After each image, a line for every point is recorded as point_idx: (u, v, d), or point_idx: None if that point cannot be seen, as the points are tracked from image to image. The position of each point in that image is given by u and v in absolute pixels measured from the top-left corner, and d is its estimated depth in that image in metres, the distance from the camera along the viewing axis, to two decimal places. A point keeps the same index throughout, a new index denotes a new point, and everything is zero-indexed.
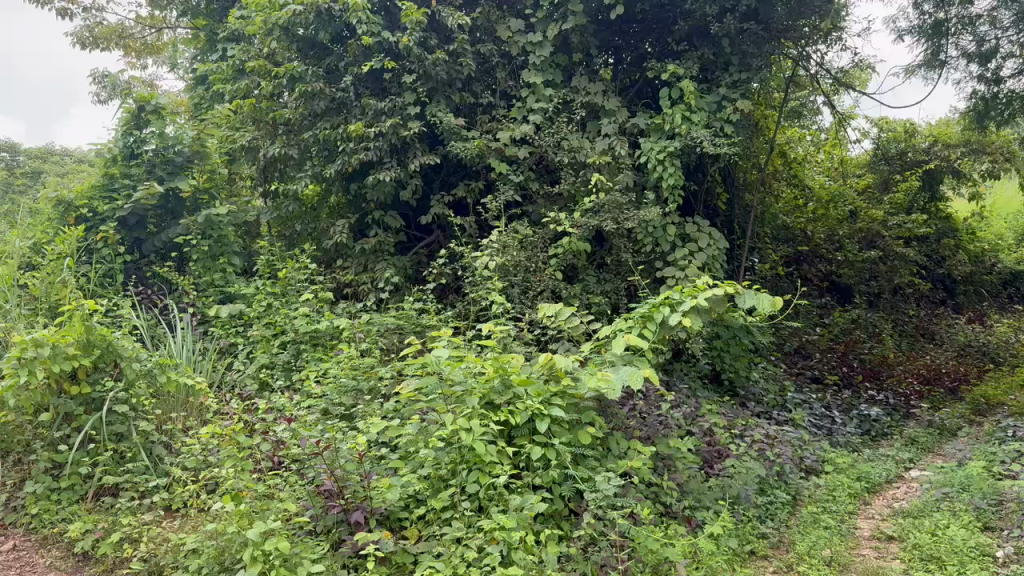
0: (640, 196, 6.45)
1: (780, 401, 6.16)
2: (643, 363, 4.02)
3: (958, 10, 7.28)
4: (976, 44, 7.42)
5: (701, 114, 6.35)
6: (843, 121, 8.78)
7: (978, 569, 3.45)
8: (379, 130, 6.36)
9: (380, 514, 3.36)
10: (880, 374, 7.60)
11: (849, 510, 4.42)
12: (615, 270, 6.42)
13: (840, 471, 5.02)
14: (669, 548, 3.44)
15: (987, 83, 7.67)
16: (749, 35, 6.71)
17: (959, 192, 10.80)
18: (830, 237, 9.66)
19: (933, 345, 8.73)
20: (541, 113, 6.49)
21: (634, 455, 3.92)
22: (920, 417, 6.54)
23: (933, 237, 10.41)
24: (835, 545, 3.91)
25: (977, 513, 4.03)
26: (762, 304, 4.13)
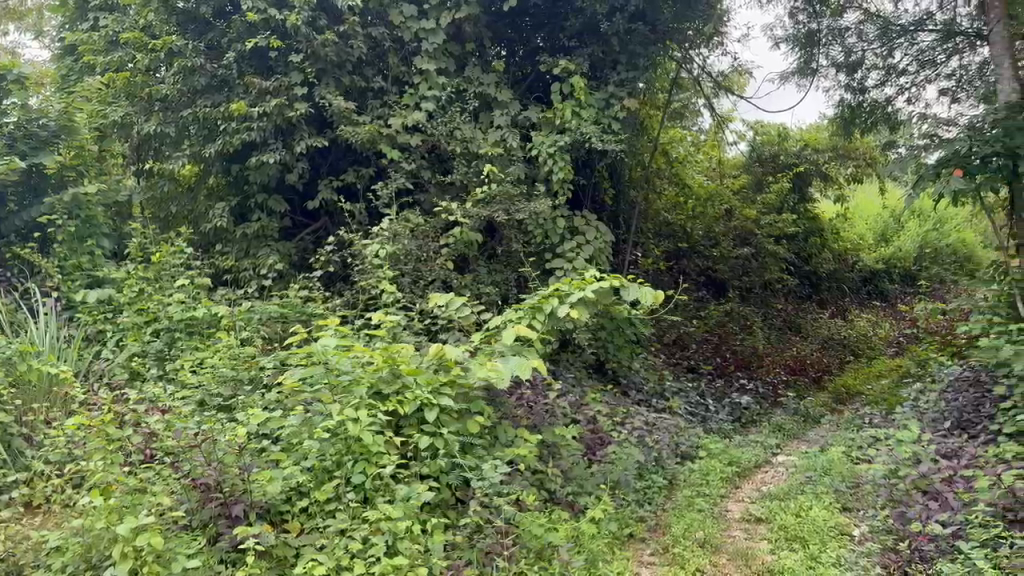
0: (531, 188, 6.52)
1: (659, 390, 6.40)
2: (533, 353, 4.04)
3: (828, 21, 7.77)
4: (844, 55, 7.75)
5: (590, 111, 6.48)
6: (722, 123, 9.16)
7: (836, 547, 3.67)
8: (263, 110, 6.13)
9: (262, 508, 3.25)
10: (750, 364, 8.01)
11: (721, 493, 4.66)
12: (505, 262, 6.49)
13: (713, 456, 5.27)
14: (553, 534, 3.51)
15: (853, 92, 7.93)
16: (636, 35, 6.93)
17: (826, 196, 11.48)
18: (707, 233, 9.93)
19: (799, 337, 9.29)
20: (434, 101, 6.42)
21: (521, 443, 3.96)
22: (786, 405, 6.97)
23: (801, 236, 11.05)
24: (708, 528, 4.07)
25: (836, 495, 4.31)
26: (646, 297, 4.20)
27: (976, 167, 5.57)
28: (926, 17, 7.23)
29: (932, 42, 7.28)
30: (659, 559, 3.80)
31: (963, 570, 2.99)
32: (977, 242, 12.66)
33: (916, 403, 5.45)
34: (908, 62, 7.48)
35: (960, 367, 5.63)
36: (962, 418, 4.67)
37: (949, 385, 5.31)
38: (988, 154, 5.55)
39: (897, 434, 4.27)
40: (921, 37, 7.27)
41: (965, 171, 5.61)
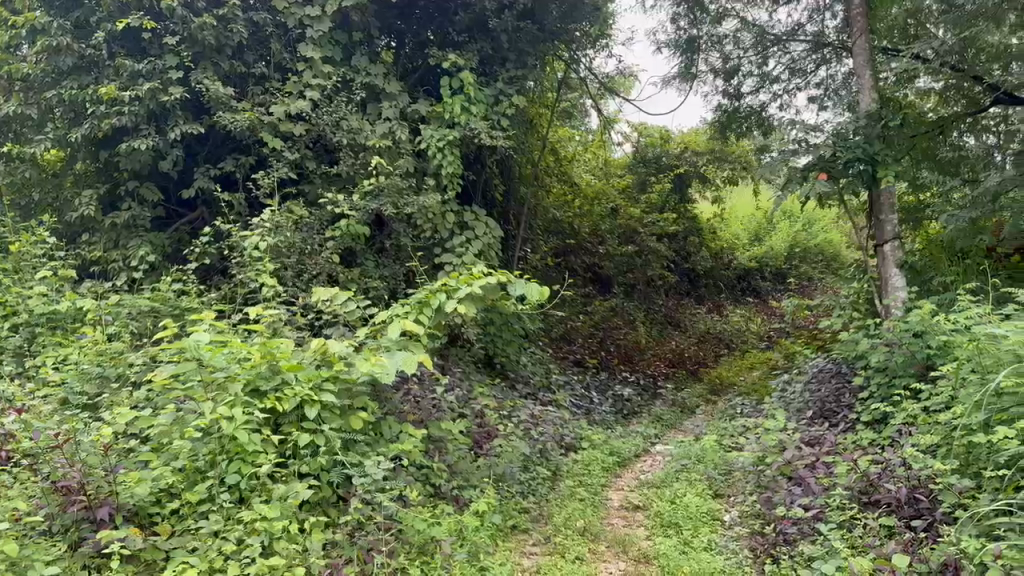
0: (420, 182, 6.48)
1: (546, 383, 6.52)
2: (419, 348, 4.00)
3: (708, 28, 8.00)
4: (721, 61, 8.05)
5: (479, 106, 6.49)
6: (609, 124, 9.37)
7: (707, 531, 3.83)
8: (134, 94, 5.83)
9: (128, 510, 3.08)
10: (633, 358, 8.27)
11: (602, 483, 4.80)
12: (393, 256, 6.40)
13: (596, 446, 5.41)
14: (436, 528, 3.52)
15: (729, 97, 8.26)
16: (525, 34, 7.06)
17: (705, 196, 11.94)
18: (594, 231, 10.15)
19: (679, 332, 9.67)
20: (319, 90, 6.26)
21: (405, 438, 3.92)
22: (665, 397, 7.27)
23: (681, 235, 11.47)
24: (588, 517, 4.19)
25: (708, 482, 4.52)
26: (532, 292, 4.18)
27: (839, 171, 5.95)
28: (798, 28, 7.62)
29: (803, 51, 7.69)
30: (540, 549, 3.87)
31: (821, 550, 3.17)
32: (843, 244, 13.47)
33: (784, 394, 5.76)
34: (781, 69, 7.85)
35: (823, 360, 5.99)
36: (823, 408, 4.95)
37: (814, 375, 5.64)
38: (848, 159, 5.98)
39: (766, 423, 4.51)
40: (793, 46, 7.65)
41: (830, 175, 5.98)
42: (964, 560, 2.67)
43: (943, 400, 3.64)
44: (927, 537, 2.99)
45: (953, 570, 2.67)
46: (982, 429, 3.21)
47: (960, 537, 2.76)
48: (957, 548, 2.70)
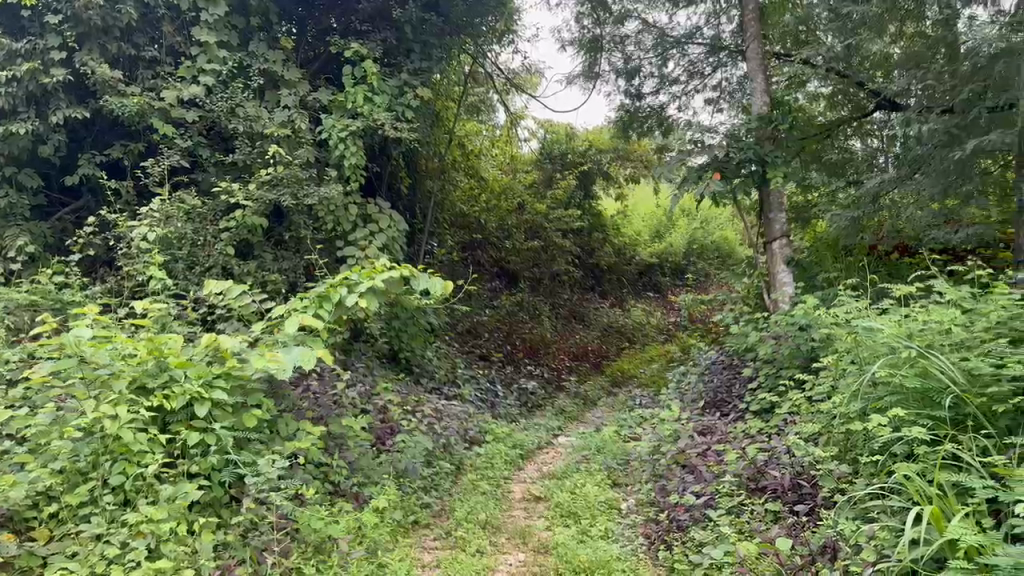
0: (321, 172, 6.37)
1: (450, 377, 6.50)
2: (316, 343, 3.91)
3: (610, 28, 8.14)
4: (623, 62, 8.17)
5: (382, 97, 6.40)
6: (515, 120, 9.41)
7: (605, 520, 3.91)
8: (12, 75, 5.56)
9: (2, 515, 2.89)
10: (538, 352, 8.35)
11: (505, 476, 4.83)
12: (293, 248, 6.31)
13: (500, 440, 5.44)
14: (333, 526, 3.47)
15: (631, 97, 8.37)
16: (430, 26, 7.00)
17: (609, 194, 12.15)
18: (500, 225, 10.18)
19: (583, 326, 9.83)
20: (214, 75, 6.11)
21: (302, 436, 3.84)
22: (568, 389, 7.39)
23: (586, 231, 11.65)
24: (490, 510, 4.21)
25: (608, 471, 4.63)
26: (436, 287, 4.18)
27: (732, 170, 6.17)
28: (696, 31, 7.80)
29: (700, 54, 7.94)
30: (440, 543, 3.87)
31: (709, 536, 3.29)
32: (738, 242, 13.96)
33: (680, 385, 5.94)
34: (679, 71, 8.08)
35: (716, 352, 6.21)
36: (716, 398, 5.11)
37: (709, 367, 5.84)
38: (740, 159, 6.20)
39: (661, 414, 4.64)
40: (691, 49, 7.88)
41: (723, 175, 6.22)
42: (841, 541, 2.80)
43: (825, 391, 3.82)
44: (809, 520, 3.12)
45: (831, 551, 2.80)
46: (858, 417, 3.38)
47: (840, 520, 2.91)
48: (835, 531, 2.83)
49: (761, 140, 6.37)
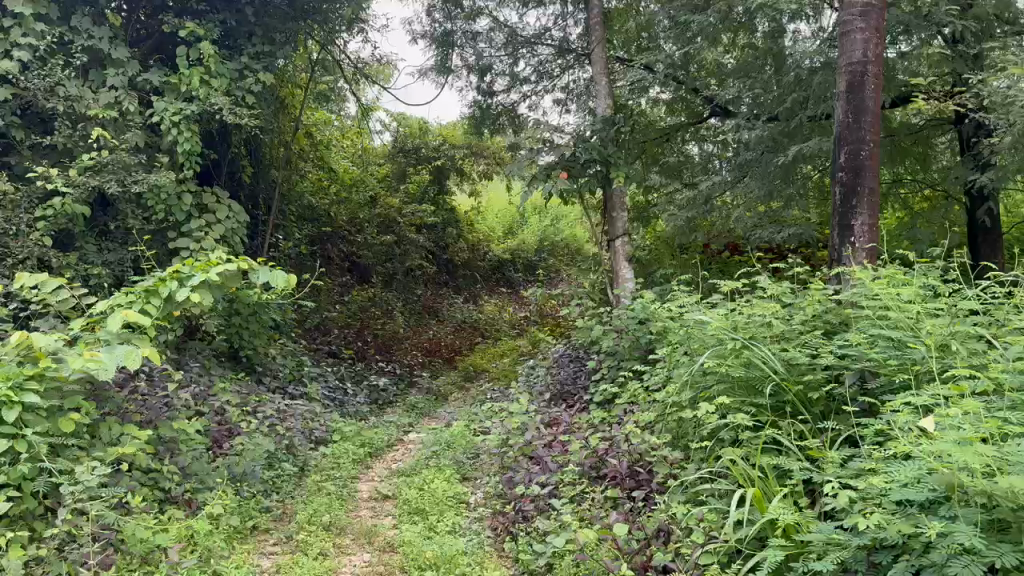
0: (152, 159, 6.00)
1: (296, 375, 6.31)
2: (143, 342, 3.67)
3: (462, 24, 8.08)
4: (475, 58, 8.13)
5: (221, 81, 6.10)
6: (366, 111, 9.22)
7: (453, 514, 3.92)
8: None
9: None
10: (389, 348, 8.27)
11: (351, 475, 4.74)
12: (119, 239, 5.93)
13: (347, 439, 5.34)
14: (162, 536, 3.29)
15: (482, 94, 8.41)
16: (273, 9, 6.76)
17: (463, 189, 12.17)
18: (351, 220, 9.97)
19: (435, 322, 9.84)
20: (30, 50, 5.43)
21: (128, 440, 3.59)
22: (420, 386, 7.37)
23: (440, 226, 11.61)
24: (335, 511, 4.12)
25: (457, 466, 4.66)
26: (277, 280, 3.94)
27: (577, 169, 6.33)
28: (544, 32, 8.02)
29: (549, 55, 8.08)
30: (281, 548, 3.75)
31: (551, 526, 3.37)
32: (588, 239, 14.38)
33: (528, 378, 6.05)
34: (529, 71, 8.19)
35: (563, 346, 6.35)
36: (563, 390, 5.24)
37: (557, 359, 5.99)
38: (584, 160, 6.39)
39: (509, 408, 4.71)
40: (540, 50, 8.02)
41: (570, 174, 6.35)
42: (672, 524, 2.94)
43: (659, 381, 4.01)
44: (644, 506, 3.25)
45: (665, 534, 2.93)
46: (689, 405, 3.57)
47: (670, 504, 3.06)
48: (667, 514, 2.97)
49: (605, 141, 6.59)
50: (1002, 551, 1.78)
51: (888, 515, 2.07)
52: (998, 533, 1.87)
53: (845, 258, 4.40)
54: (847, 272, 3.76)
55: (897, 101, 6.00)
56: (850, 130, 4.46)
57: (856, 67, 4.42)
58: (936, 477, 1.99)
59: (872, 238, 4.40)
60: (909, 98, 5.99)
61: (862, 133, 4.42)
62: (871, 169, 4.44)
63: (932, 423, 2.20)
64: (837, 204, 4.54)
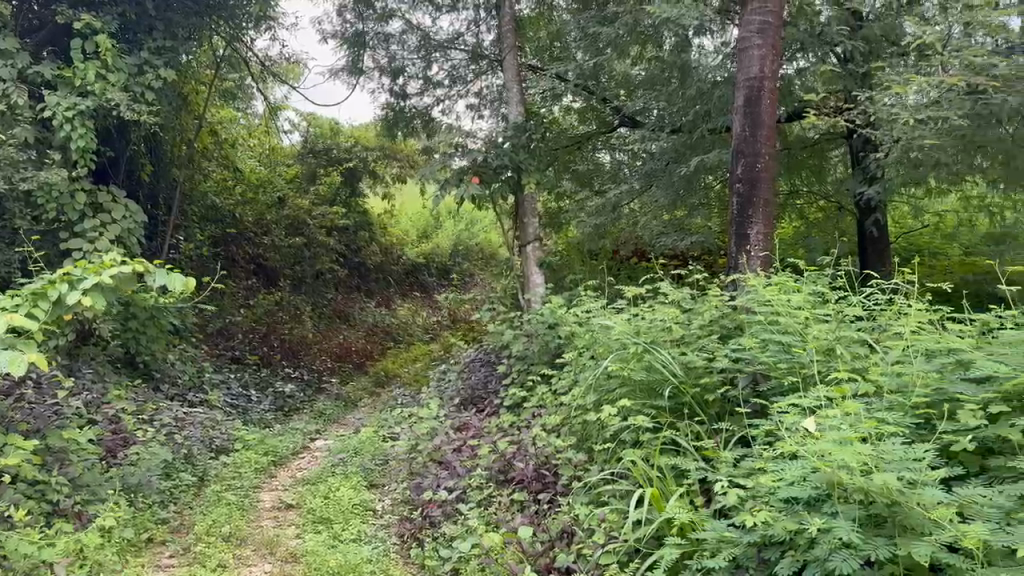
0: (43, 155, 5.72)
1: (197, 382, 6.11)
2: (28, 347, 3.49)
3: (374, 26, 8.02)
4: (387, 60, 8.08)
5: (118, 76, 5.88)
6: (274, 110, 9.04)
7: (358, 522, 3.87)
8: None
9: None
10: (296, 353, 8.12)
11: (254, 484, 4.63)
12: (5, 239, 5.63)
13: (250, 447, 5.22)
14: (49, 550, 3.12)
15: (396, 96, 8.28)
16: (176, 4, 6.57)
17: (375, 192, 12.05)
18: (258, 221, 9.83)
19: (345, 326, 9.72)
20: None
21: (13, 451, 3.38)
22: (329, 391, 7.26)
23: (351, 229, 11.44)
24: (234, 521, 4.01)
25: (364, 473, 4.61)
26: (175, 283, 3.73)
27: (489, 175, 6.33)
28: (458, 37, 8.08)
29: (463, 60, 8.13)
30: (178, 561, 3.62)
31: (457, 531, 3.37)
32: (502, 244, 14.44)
33: (439, 383, 6.03)
34: (442, 75, 8.18)
35: (473, 350, 6.36)
36: (474, 395, 5.24)
37: (467, 363, 6.00)
38: (496, 165, 6.40)
39: (418, 413, 4.70)
40: (453, 54, 8.07)
41: (482, 179, 6.36)
42: (575, 525, 2.99)
43: (566, 385, 4.08)
44: (548, 508, 3.29)
45: (567, 536, 2.98)
46: (593, 408, 3.63)
47: (573, 505, 3.10)
48: (571, 516, 3.01)
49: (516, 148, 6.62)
50: (877, 544, 1.89)
51: (775, 511, 2.16)
52: (874, 527, 1.98)
53: (741, 266, 4.56)
54: (742, 278, 3.90)
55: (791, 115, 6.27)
56: (746, 142, 4.64)
57: (752, 82, 4.62)
58: (819, 475, 2.09)
59: (766, 247, 4.57)
60: (804, 112, 6.22)
61: (757, 146, 4.60)
62: (766, 180, 4.62)
63: (815, 424, 2.30)
64: (734, 213, 4.69)
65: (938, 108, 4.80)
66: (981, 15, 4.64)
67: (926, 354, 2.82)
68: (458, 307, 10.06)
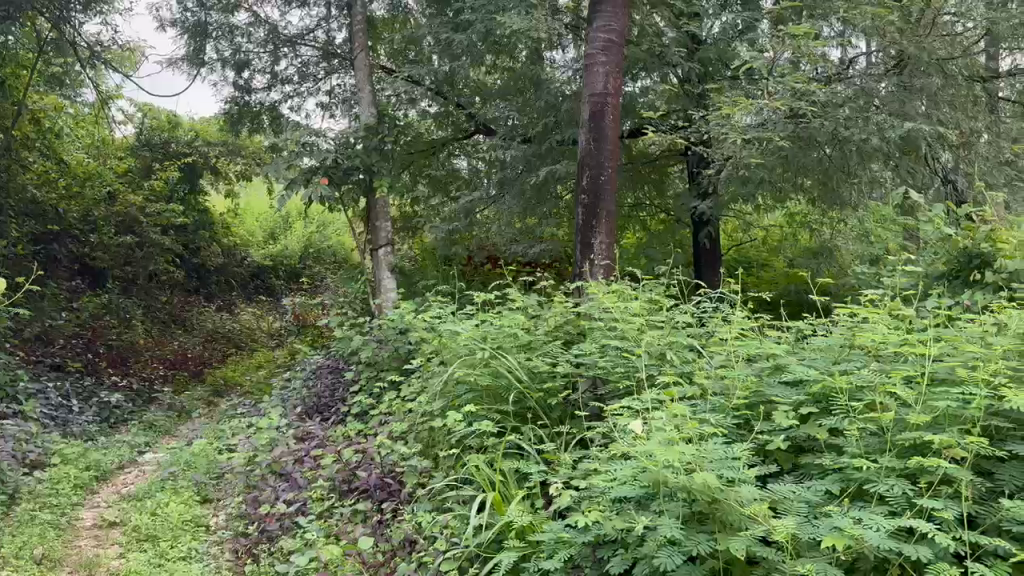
0: None
1: (10, 392, 5.61)
2: None
3: (219, 15, 7.54)
4: (232, 52, 7.66)
5: None
6: (106, 99, 8.48)
7: (189, 540, 3.68)
8: None
9: None
10: (126, 360, 7.64)
11: (73, 502, 4.31)
12: None
13: (70, 462, 4.86)
14: None
15: (239, 90, 7.88)
16: None
17: (218, 191, 11.56)
18: (84, 217, 9.21)
19: (182, 330, 9.27)
20: None
21: None
22: (161, 402, 6.87)
23: (191, 228, 10.88)
24: (48, 542, 3.72)
25: (198, 488, 4.40)
26: None
27: (340, 177, 6.30)
28: (308, 32, 7.94)
29: (312, 56, 8.03)
30: None
31: (296, 544, 3.27)
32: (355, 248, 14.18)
33: (282, 393, 5.83)
34: (291, 71, 7.99)
35: (318, 357, 6.25)
36: (319, 403, 5.11)
37: (311, 371, 5.84)
38: (346, 167, 6.37)
39: (258, 424, 4.52)
40: (303, 50, 7.95)
41: (332, 181, 6.33)
42: (418, 534, 2.98)
43: (415, 392, 4.05)
44: (391, 519, 3.23)
45: (409, 544, 2.96)
46: (439, 415, 3.63)
47: (416, 514, 3.08)
48: (413, 524, 2.98)
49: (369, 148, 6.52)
50: (698, 540, 2.00)
51: (606, 512, 2.24)
52: (696, 524, 2.09)
53: (586, 274, 4.71)
54: (585, 286, 4.02)
55: (633, 131, 6.58)
56: (591, 155, 4.81)
57: (598, 98, 4.81)
58: (646, 475, 2.17)
59: (609, 257, 4.76)
60: (642, 131, 6.60)
61: (601, 159, 4.78)
62: (609, 192, 4.81)
63: (644, 424, 2.40)
64: (579, 223, 4.84)
65: (766, 131, 5.16)
66: (800, 43, 5.08)
67: (748, 359, 3.02)
68: (305, 312, 9.77)
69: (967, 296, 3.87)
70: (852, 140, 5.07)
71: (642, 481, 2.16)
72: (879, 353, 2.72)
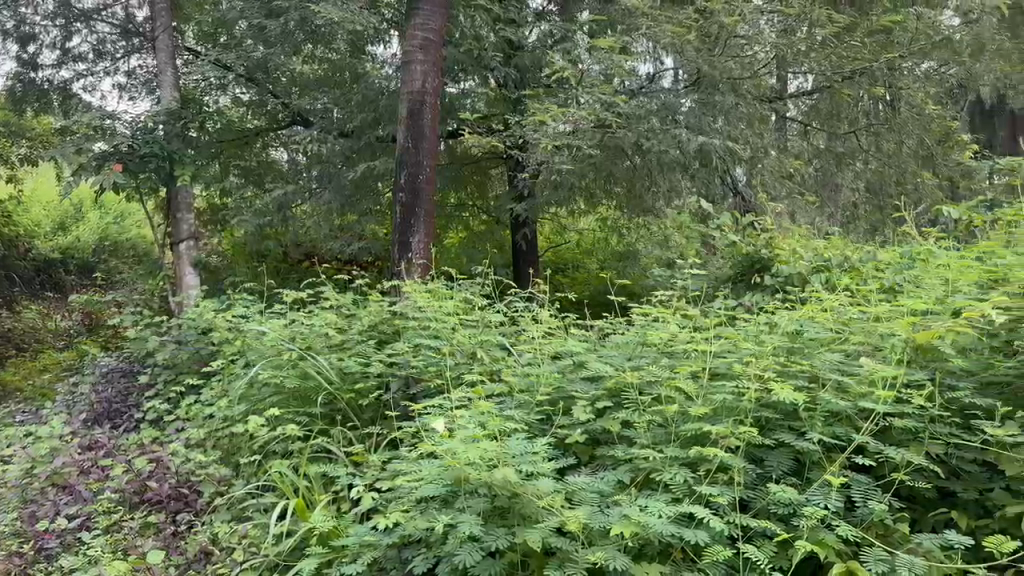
0: None
1: None
2: None
3: None
4: (14, 24, 7.03)
5: None
6: None
7: None
8: None
9: None
10: None
11: None
12: None
13: None
14: None
15: (23, 66, 7.20)
16: None
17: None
18: None
19: None
20: None
21: None
22: None
23: None
24: None
25: None
26: None
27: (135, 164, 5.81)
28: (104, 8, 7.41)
29: (110, 34, 7.46)
30: None
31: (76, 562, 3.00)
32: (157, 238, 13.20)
33: (66, 396, 5.33)
34: (85, 48, 7.37)
35: (110, 359, 5.80)
36: (108, 409, 4.70)
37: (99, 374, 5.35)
38: (144, 154, 5.90)
39: (36, 432, 4.10)
40: (98, 26, 7.36)
41: (126, 167, 5.80)
42: (214, 544, 2.86)
43: (217, 396, 3.86)
44: (185, 531, 3.08)
45: (203, 555, 2.82)
46: (242, 419, 3.48)
47: (213, 525, 2.95)
48: (209, 534, 2.87)
49: (171, 136, 6.27)
50: (497, 535, 2.04)
51: (410, 512, 2.23)
52: (496, 519, 2.14)
53: (403, 272, 4.70)
54: (400, 284, 4.00)
55: (453, 131, 6.58)
56: (409, 153, 4.82)
57: (416, 96, 4.81)
58: (449, 472, 2.19)
59: (426, 255, 4.79)
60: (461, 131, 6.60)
61: (420, 157, 4.80)
62: (427, 191, 4.85)
63: (447, 423, 2.42)
64: (396, 222, 4.82)
65: (573, 138, 5.43)
66: (601, 53, 5.49)
67: (553, 357, 3.14)
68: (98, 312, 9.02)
69: (748, 298, 4.22)
70: (653, 151, 5.35)
71: (446, 478, 2.17)
72: (669, 349, 2.90)
